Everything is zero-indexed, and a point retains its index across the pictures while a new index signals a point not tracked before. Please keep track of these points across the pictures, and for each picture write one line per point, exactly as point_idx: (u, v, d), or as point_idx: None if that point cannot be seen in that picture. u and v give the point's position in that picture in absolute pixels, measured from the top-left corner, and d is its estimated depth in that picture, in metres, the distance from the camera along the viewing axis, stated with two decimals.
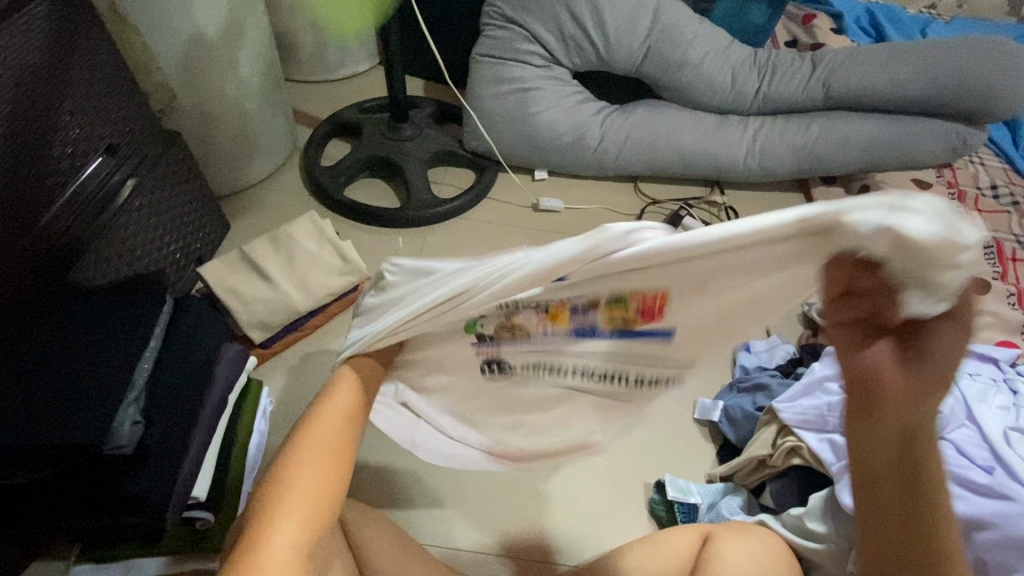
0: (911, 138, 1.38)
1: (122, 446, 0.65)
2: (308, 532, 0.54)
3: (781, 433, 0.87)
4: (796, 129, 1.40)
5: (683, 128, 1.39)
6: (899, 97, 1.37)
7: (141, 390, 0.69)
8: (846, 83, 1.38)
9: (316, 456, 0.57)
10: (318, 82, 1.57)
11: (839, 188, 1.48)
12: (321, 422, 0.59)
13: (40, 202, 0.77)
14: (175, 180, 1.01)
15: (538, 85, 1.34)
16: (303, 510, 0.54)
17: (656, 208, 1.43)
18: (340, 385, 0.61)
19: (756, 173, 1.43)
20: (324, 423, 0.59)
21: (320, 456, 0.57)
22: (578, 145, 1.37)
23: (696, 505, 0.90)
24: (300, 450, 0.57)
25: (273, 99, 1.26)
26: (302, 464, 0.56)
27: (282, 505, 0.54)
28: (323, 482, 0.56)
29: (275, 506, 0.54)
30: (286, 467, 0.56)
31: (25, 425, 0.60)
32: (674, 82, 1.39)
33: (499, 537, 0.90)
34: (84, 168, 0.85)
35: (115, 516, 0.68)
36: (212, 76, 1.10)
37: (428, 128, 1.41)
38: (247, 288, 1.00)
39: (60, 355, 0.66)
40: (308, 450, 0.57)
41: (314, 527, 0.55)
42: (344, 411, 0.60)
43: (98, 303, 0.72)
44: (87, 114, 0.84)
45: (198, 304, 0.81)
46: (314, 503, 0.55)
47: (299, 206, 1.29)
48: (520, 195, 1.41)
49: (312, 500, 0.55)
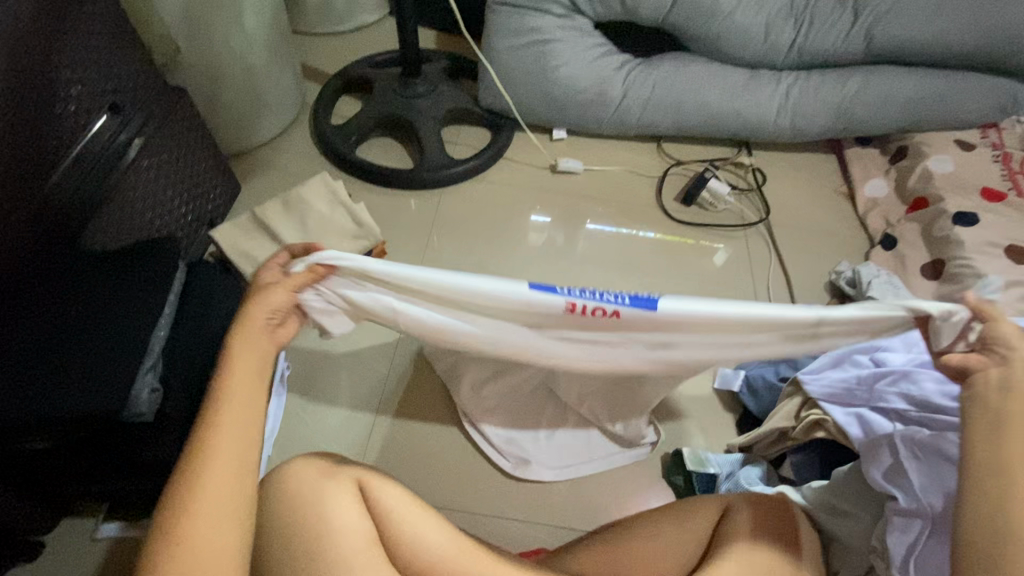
0: (956, 95, 1.30)
1: (142, 414, 0.63)
2: (235, 502, 0.50)
3: (805, 406, 0.85)
4: (832, 84, 1.32)
5: (711, 83, 1.31)
6: (946, 49, 1.28)
7: (160, 358, 0.68)
8: (890, 34, 1.27)
9: (234, 416, 0.52)
10: (326, 34, 1.49)
11: (874, 148, 1.40)
12: (236, 376, 0.54)
13: (45, 163, 0.75)
14: (183, 139, 0.98)
15: (558, 36, 1.26)
16: (226, 482, 0.50)
17: (680, 169, 1.37)
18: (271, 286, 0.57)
19: (786, 133, 1.35)
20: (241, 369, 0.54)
21: (237, 415, 0.52)
22: (600, 102, 1.31)
23: (715, 475, 0.90)
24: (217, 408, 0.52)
25: (281, 52, 1.21)
26: (221, 429, 0.52)
27: (205, 480, 0.50)
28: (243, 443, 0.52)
29: (198, 484, 0.49)
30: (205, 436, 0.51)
31: (44, 393, 0.59)
32: (704, 33, 1.30)
33: (517, 503, 0.90)
34: (88, 126, 0.81)
35: (142, 479, 0.69)
36: (215, 28, 1.04)
37: (441, 84, 1.34)
38: (261, 253, 0.98)
39: (74, 323, 0.64)
40: (225, 412, 0.52)
41: (241, 495, 0.51)
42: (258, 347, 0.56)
43: (110, 268, 0.69)
44: (87, 69, 0.80)
45: (213, 269, 0.78)
46: (237, 465, 0.51)
47: (311, 167, 1.26)
48: (538, 156, 1.36)
49: (233, 465, 0.51)
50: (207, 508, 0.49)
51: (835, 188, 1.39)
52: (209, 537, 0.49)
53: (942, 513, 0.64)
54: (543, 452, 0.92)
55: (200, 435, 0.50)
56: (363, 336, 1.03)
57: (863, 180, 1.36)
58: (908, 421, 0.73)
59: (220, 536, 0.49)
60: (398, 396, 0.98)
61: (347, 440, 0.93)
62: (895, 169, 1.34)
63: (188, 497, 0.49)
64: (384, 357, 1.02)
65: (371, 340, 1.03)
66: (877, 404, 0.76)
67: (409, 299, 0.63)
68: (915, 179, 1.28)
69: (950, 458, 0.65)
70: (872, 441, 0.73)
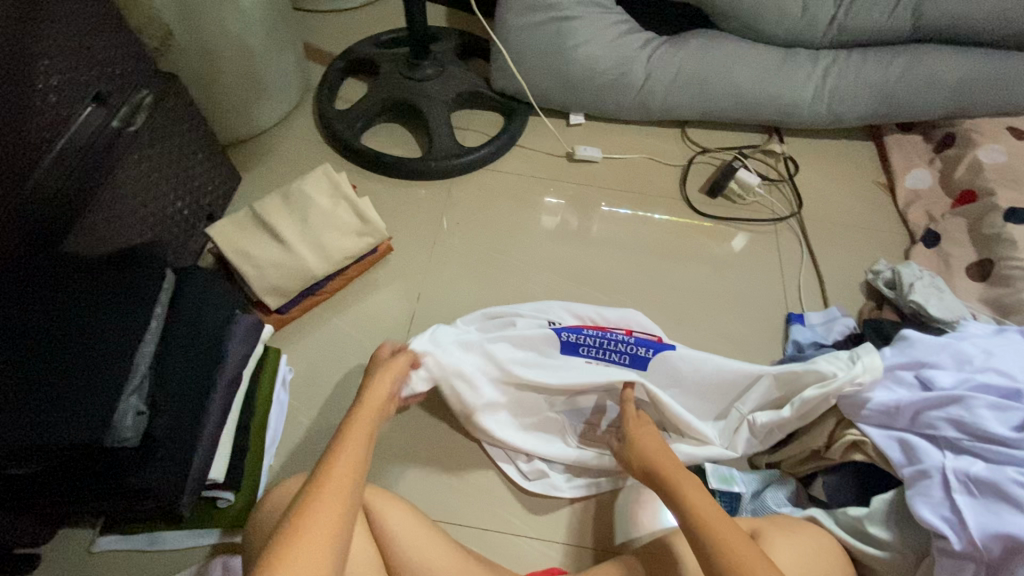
0: (1010, 78, 1.19)
1: (127, 439, 0.59)
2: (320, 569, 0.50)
3: (841, 425, 0.79)
4: (875, 64, 1.21)
5: (742, 65, 1.21)
6: (1003, 27, 1.17)
7: (146, 377, 0.64)
8: (942, 9, 1.16)
9: (337, 479, 0.57)
10: (330, 12, 1.41)
11: (917, 136, 1.30)
12: (342, 449, 0.61)
13: (24, 160, 0.69)
14: (176, 131, 0.92)
15: (577, 13, 1.16)
16: (313, 545, 0.51)
17: (706, 157, 1.28)
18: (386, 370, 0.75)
19: (822, 118, 1.26)
20: (347, 452, 0.61)
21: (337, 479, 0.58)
22: (621, 84, 1.22)
23: (740, 494, 0.83)
24: (323, 481, 0.57)
25: (280, 33, 1.13)
26: (326, 495, 0.56)
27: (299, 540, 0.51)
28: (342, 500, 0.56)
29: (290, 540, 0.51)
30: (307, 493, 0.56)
31: (18, 419, 0.55)
32: (736, 9, 1.19)
33: (530, 519, 0.86)
34: (72, 119, 0.75)
35: (133, 502, 0.65)
36: (209, 7, 0.97)
37: (450, 65, 1.26)
38: (259, 252, 0.92)
39: (53, 341, 0.59)
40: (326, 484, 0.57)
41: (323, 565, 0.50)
42: (366, 430, 0.65)
43: (92, 278, 0.65)
44: (68, 57, 0.73)
45: (205, 276, 0.74)
46: (331, 517, 0.54)
47: (313, 155, 1.19)
48: (553, 143, 1.28)
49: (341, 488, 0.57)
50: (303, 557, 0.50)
51: (873, 177, 1.30)
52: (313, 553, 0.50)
53: (997, 557, 0.61)
54: (543, 443, 0.88)
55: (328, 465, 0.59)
56: (368, 338, 0.99)
57: (904, 170, 1.26)
58: (958, 450, 0.69)
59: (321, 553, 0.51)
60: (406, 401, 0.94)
61: None
62: (940, 158, 1.24)
63: (285, 543, 0.51)
64: None
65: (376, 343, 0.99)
66: (923, 431, 0.71)
67: (489, 367, 0.86)
68: (963, 170, 1.17)
69: (1008, 497, 0.61)
70: (920, 472, 0.67)
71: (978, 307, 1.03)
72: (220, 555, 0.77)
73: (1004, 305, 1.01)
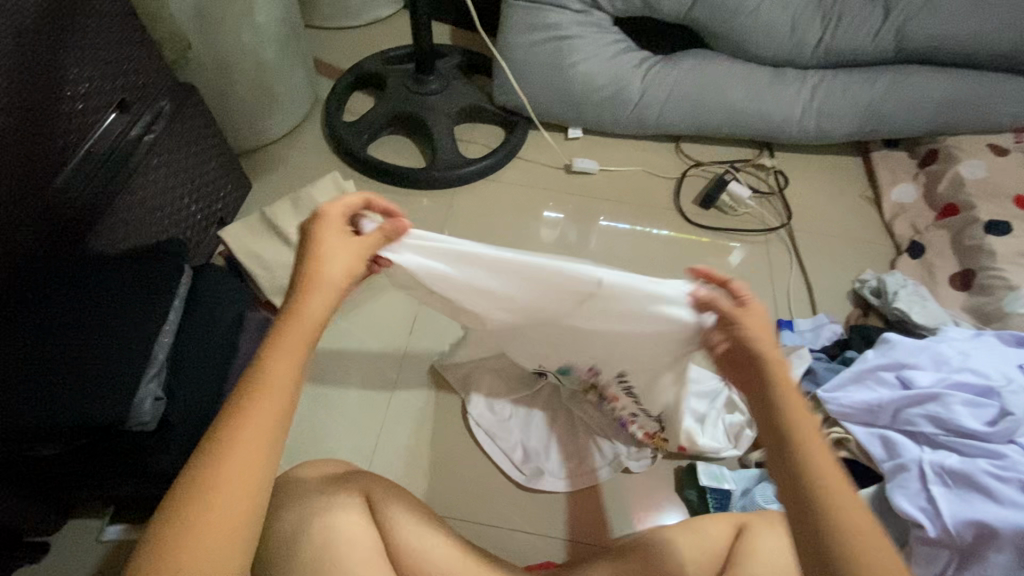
0: (990, 98, 1.24)
1: (146, 422, 0.63)
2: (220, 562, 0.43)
3: (826, 424, 0.82)
4: (860, 84, 1.27)
5: (733, 83, 1.27)
6: (982, 49, 1.23)
7: (165, 365, 0.68)
8: (923, 32, 1.22)
9: (244, 442, 0.46)
10: (339, 29, 1.47)
11: (902, 152, 1.35)
12: (262, 394, 0.48)
13: (53, 163, 0.73)
14: (193, 138, 0.96)
15: (575, 33, 1.22)
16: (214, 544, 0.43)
17: (700, 171, 1.33)
18: (326, 259, 0.54)
19: (811, 134, 1.31)
20: (262, 404, 0.47)
21: (258, 429, 0.46)
22: (617, 100, 1.27)
23: (730, 491, 0.87)
24: (223, 448, 0.45)
25: (293, 48, 1.19)
26: (225, 467, 0.45)
27: (194, 534, 0.43)
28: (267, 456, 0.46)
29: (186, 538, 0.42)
30: (220, 445, 0.45)
31: (47, 401, 0.58)
32: (727, 31, 1.24)
33: (527, 515, 0.88)
34: (97, 125, 0.79)
35: (148, 486, 0.68)
36: (227, 23, 1.02)
37: (454, 80, 1.32)
38: (271, 255, 0.97)
39: (78, 330, 0.63)
40: (227, 452, 0.45)
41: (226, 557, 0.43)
42: (295, 359, 0.50)
43: (116, 272, 0.69)
44: (96, 66, 0.78)
45: (219, 272, 0.78)
46: (247, 483, 0.45)
47: (321, 164, 1.24)
48: (552, 155, 1.33)
49: (247, 459, 0.45)
50: (214, 527, 0.43)
51: (861, 191, 1.34)
52: (210, 545, 0.43)
53: (971, 545, 0.64)
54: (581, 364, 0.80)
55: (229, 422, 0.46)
56: (372, 340, 1.02)
57: (890, 185, 1.31)
58: (935, 445, 0.72)
59: (223, 544, 0.43)
60: (407, 399, 0.96)
61: (354, 445, 0.92)
62: (924, 174, 1.29)
63: (187, 519, 0.43)
64: (394, 361, 1.01)
65: (379, 344, 1.02)
66: (902, 427, 0.74)
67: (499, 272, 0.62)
68: (946, 185, 1.22)
69: (982, 488, 0.65)
70: (899, 465, 0.70)
71: (961, 315, 1.07)
72: None
73: (986, 313, 1.05)
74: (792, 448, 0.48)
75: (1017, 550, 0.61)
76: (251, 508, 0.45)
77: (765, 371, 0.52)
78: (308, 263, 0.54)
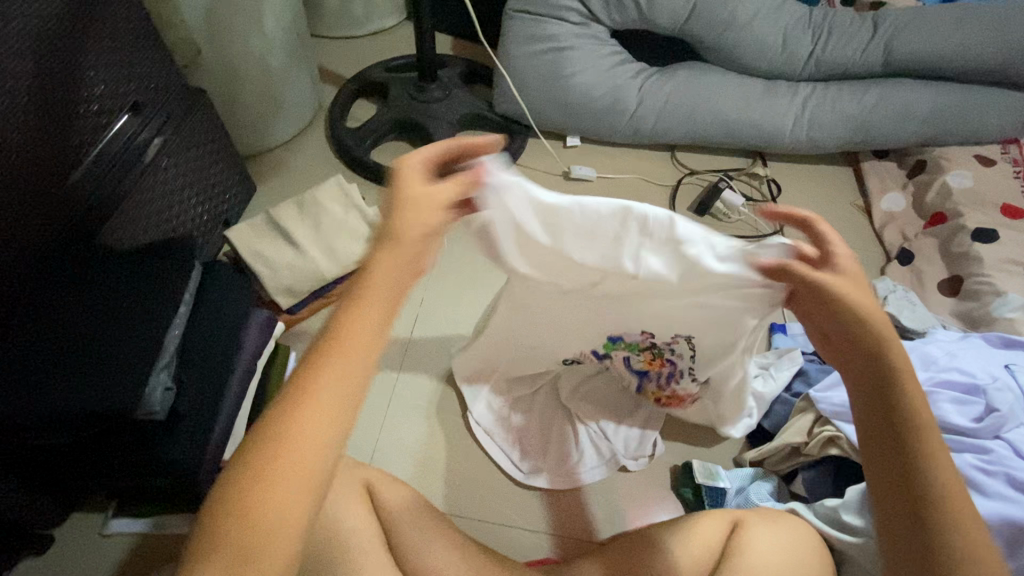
0: (977, 110, 1.28)
1: (155, 412, 0.65)
2: (292, 514, 0.41)
3: (818, 422, 0.85)
4: (849, 96, 1.30)
5: (727, 93, 1.30)
6: (967, 63, 1.27)
7: (174, 357, 0.70)
8: (909, 48, 1.27)
9: (325, 392, 0.43)
10: (344, 38, 1.50)
11: (891, 162, 1.38)
12: (341, 343, 0.44)
13: (67, 163, 0.75)
14: (201, 140, 0.98)
15: (574, 45, 1.26)
16: (285, 495, 0.41)
17: (694, 179, 1.36)
18: (416, 210, 0.49)
19: (803, 144, 1.34)
20: (344, 351, 0.44)
21: (337, 379, 0.43)
22: (613, 110, 1.30)
23: (725, 490, 0.88)
24: (299, 396, 0.43)
25: (299, 56, 1.22)
26: (301, 416, 0.43)
27: (267, 481, 0.41)
28: (333, 422, 0.43)
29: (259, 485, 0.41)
30: (295, 397, 0.43)
31: (64, 390, 0.61)
32: (721, 44, 1.28)
33: (525, 511, 0.90)
34: (109, 127, 0.81)
35: (154, 478, 0.70)
36: (237, 31, 1.05)
37: (456, 88, 1.35)
38: (276, 255, 0.99)
39: (93, 324, 0.66)
40: (305, 399, 0.43)
41: (297, 507, 0.42)
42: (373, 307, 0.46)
43: (129, 269, 0.72)
44: (110, 70, 0.80)
45: (226, 270, 0.80)
46: (322, 436, 0.42)
47: (324, 168, 1.26)
48: (551, 162, 1.36)
49: (326, 410, 0.43)
50: (283, 483, 0.41)
51: (851, 200, 1.37)
52: (284, 497, 0.41)
53: None
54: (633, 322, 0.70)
55: (308, 369, 0.44)
56: None
57: (880, 194, 1.34)
58: None
59: (293, 495, 0.42)
60: (407, 398, 0.98)
61: (354, 442, 0.93)
62: (913, 183, 1.32)
63: (263, 466, 0.42)
64: (394, 361, 1.02)
65: None
66: None
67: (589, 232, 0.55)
68: (934, 194, 1.26)
69: (968, 481, 0.67)
70: None
71: (949, 320, 1.10)
72: None
73: (973, 317, 1.08)
74: (911, 474, 0.50)
75: (1004, 540, 0.63)
76: (324, 464, 0.43)
77: (886, 367, 0.51)
78: (392, 213, 0.49)
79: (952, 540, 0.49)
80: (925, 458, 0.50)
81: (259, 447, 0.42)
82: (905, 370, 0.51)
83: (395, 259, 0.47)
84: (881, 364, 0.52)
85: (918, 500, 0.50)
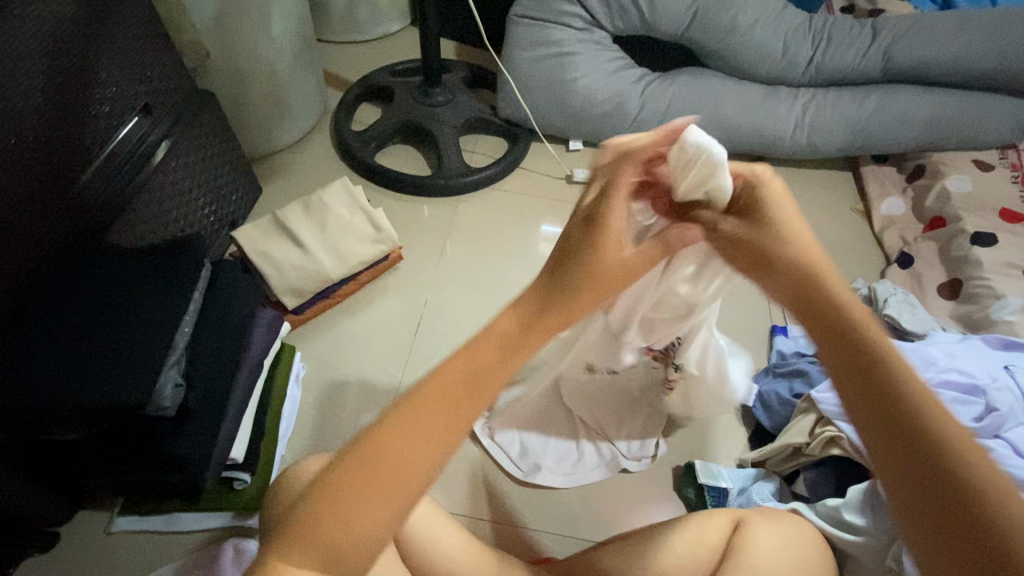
0: (974, 116, 1.29)
1: (166, 408, 0.67)
2: (377, 528, 0.37)
3: (819, 423, 0.85)
4: (849, 101, 1.32)
5: (728, 98, 1.32)
6: (965, 70, 1.29)
7: (183, 354, 0.71)
8: (907, 55, 1.29)
9: (446, 397, 0.39)
10: (349, 43, 1.52)
11: (891, 167, 1.39)
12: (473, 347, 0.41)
13: (78, 163, 0.76)
14: (209, 142, 1.00)
15: (577, 50, 1.27)
16: (377, 501, 0.37)
17: None
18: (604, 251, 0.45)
19: (803, 149, 1.35)
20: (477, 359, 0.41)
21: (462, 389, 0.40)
22: (616, 115, 1.31)
23: (727, 490, 0.89)
24: (422, 396, 0.39)
25: (306, 60, 1.23)
26: (413, 418, 0.39)
27: (367, 479, 0.37)
28: (440, 436, 0.39)
29: (358, 482, 0.37)
30: (418, 397, 0.39)
31: (76, 385, 0.62)
32: (722, 50, 1.30)
33: (528, 510, 0.90)
34: (121, 128, 0.83)
35: (162, 473, 0.71)
36: (246, 34, 1.06)
37: (460, 93, 1.36)
38: (282, 256, 0.99)
39: (104, 320, 0.67)
40: (427, 400, 0.39)
41: (382, 523, 0.37)
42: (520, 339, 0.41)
43: (140, 267, 0.73)
44: (123, 73, 0.81)
45: (234, 269, 0.81)
46: (430, 446, 0.38)
47: (330, 171, 1.28)
48: (554, 166, 1.37)
49: (442, 420, 0.39)
50: (377, 486, 0.37)
51: (852, 205, 1.39)
52: (372, 503, 0.37)
53: None
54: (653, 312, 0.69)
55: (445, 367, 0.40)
56: (377, 341, 1.05)
57: (880, 198, 1.35)
58: None
59: (381, 503, 0.37)
60: None
61: None
62: (912, 188, 1.33)
63: (363, 462, 0.38)
64: (399, 362, 1.03)
65: (384, 345, 1.04)
66: None
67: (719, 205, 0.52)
68: (933, 199, 1.27)
69: None
70: None
71: (949, 323, 1.11)
72: (234, 538, 0.80)
73: (972, 321, 1.09)
74: (890, 405, 0.39)
75: None
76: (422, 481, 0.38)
77: (807, 275, 0.43)
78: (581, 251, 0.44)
79: (961, 479, 0.37)
80: (892, 376, 0.40)
81: (369, 442, 0.38)
82: (829, 274, 0.43)
83: (520, 312, 0.42)
84: (806, 283, 0.43)
85: (903, 431, 0.38)
